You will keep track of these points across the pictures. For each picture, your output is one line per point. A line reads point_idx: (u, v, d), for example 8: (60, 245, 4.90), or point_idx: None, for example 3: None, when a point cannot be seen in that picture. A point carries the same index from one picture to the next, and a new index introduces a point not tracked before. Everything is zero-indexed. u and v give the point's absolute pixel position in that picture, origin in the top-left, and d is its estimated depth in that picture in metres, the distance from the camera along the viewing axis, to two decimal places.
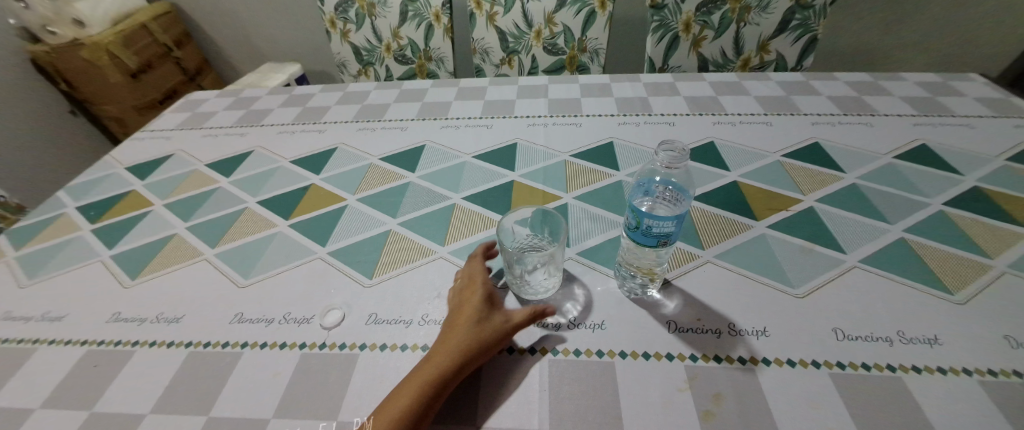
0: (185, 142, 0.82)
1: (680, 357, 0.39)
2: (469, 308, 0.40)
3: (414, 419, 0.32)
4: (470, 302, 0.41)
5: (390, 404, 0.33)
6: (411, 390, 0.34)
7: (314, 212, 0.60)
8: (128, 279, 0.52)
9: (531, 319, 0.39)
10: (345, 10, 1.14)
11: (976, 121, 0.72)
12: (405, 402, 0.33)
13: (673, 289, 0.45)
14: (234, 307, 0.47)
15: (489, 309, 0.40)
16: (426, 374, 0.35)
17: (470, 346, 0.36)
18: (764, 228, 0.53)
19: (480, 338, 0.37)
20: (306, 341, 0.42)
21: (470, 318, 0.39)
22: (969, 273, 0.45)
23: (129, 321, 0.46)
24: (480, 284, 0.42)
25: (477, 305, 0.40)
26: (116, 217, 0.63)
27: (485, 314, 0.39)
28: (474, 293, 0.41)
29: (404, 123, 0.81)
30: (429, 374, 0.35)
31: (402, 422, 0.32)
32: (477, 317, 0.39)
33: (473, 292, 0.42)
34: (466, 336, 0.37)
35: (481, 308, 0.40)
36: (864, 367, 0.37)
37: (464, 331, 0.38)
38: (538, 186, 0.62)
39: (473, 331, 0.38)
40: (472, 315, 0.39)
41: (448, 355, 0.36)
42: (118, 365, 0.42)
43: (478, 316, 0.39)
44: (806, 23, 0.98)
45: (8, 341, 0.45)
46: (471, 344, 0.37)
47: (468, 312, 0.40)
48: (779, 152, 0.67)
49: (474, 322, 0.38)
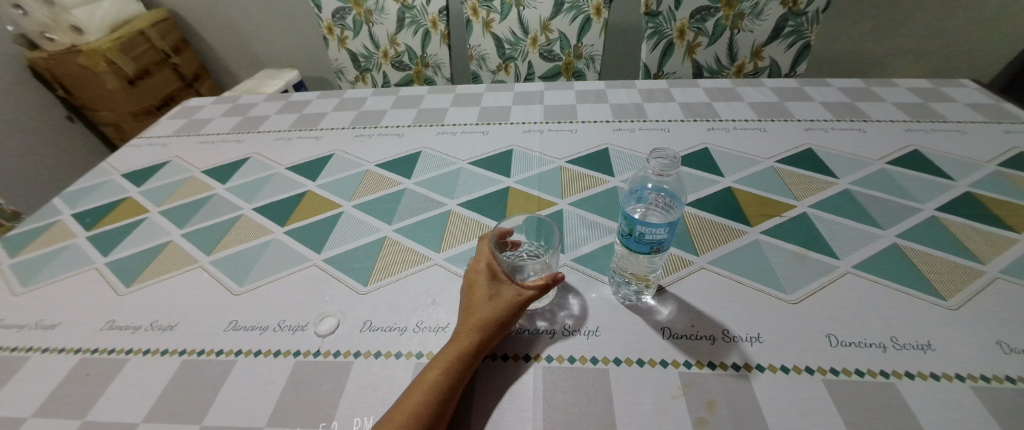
0: (286, 160, 0.94)
1: (771, 366, 0.48)
2: None
3: None
4: (478, 282, 0.50)
5: None
6: None
7: (416, 220, 0.74)
8: (268, 294, 0.61)
9: None
10: (406, 23, 1.25)
11: (969, 123, 0.92)
12: (441, 371, 0.43)
13: (748, 307, 0.55)
14: (372, 319, 0.57)
15: None
16: (452, 352, 0.45)
17: (490, 323, 0.47)
18: (806, 235, 0.65)
19: None
20: (449, 353, 0.51)
21: (484, 298, 0.49)
22: (968, 282, 0.57)
23: (290, 338, 0.55)
24: None
25: None
26: (239, 247, 0.72)
27: None
28: (481, 273, 0.50)
29: (485, 128, 1.01)
30: (455, 353, 0.45)
31: None
32: (489, 296, 0.49)
33: None
34: None
35: (492, 287, 0.50)
36: (919, 370, 0.47)
37: (482, 311, 0.48)
38: (613, 202, 0.72)
39: (492, 310, 0.48)
40: None
41: (469, 336, 0.46)
42: (302, 376, 0.51)
43: None
44: (803, 30, 1.20)
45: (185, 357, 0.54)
46: (491, 320, 0.47)
47: None
48: (803, 159, 0.82)
49: None
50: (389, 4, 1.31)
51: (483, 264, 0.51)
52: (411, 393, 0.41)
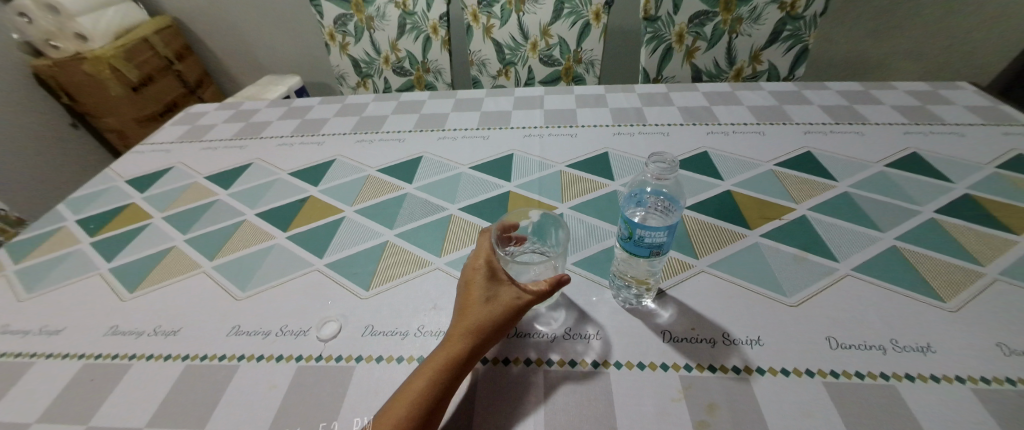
0: (185, 154, 0.82)
1: (674, 367, 0.39)
2: (477, 287, 0.38)
3: (437, 398, 0.33)
4: (476, 279, 0.39)
5: (409, 388, 0.33)
6: (430, 373, 0.34)
7: (312, 224, 0.61)
8: (126, 292, 0.52)
9: (543, 295, 0.39)
10: (344, 24, 1.15)
11: (967, 128, 0.73)
12: (422, 386, 0.33)
13: (667, 299, 0.45)
14: (230, 320, 0.47)
15: (497, 287, 0.39)
16: (440, 359, 0.35)
17: (481, 330, 0.36)
18: (757, 237, 0.53)
19: (493, 318, 0.37)
20: (303, 353, 0.43)
21: (480, 299, 0.38)
22: (961, 281, 0.46)
23: (126, 334, 0.46)
24: (485, 261, 0.40)
25: (484, 285, 0.38)
26: (115, 230, 0.63)
27: (494, 294, 0.38)
28: (478, 269, 0.39)
29: (401, 135, 0.82)
30: (445, 358, 0.35)
31: (426, 400, 0.32)
32: (487, 296, 0.38)
33: (477, 270, 0.39)
34: (479, 318, 0.37)
35: (490, 288, 0.39)
36: (858, 376, 0.37)
37: (474, 314, 0.37)
38: (533, 196, 0.63)
39: (482, 312, 0.37)
40: (481, 295, 0.38)
41: (461, 341, 0.36)
42: (115, 380, 0.42)
43: (487, 296, 0.38)
44: (797, 34, 1.00)
45: (4, 356, 0.45)
46: (484, 326, 0.37)
47: (475, 292, 0.38)
48: (772, 161, 0.67)
49: (484, 303, 0.38)
50: (390, 10, 1.13)
51: (482, 260, 0.40)
52: (391, 407, 0.32)
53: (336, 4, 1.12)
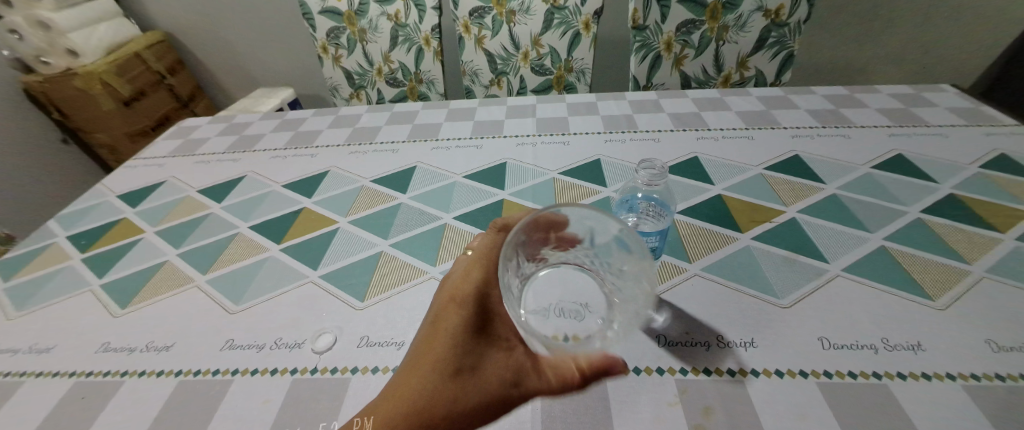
0: (177, 168, 0.82)
1: (670, 371, 0.39)
2: (450, 347, 0.32)
3: None
4: (451, 332, 0.33)
5: None
6: None
7: (305, 235, 0.61)
8: (118, 309, 0.51)
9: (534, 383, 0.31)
10: (336, 36, 1.16)
11: (949, 130, 0.75)
12: None
13: (661, 303, 0.46)
14: (224, 334, 0.47)
15: (477, 355, 0.32)
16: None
17: (436, 406, 0.30)
18: (749, 240, 0.54)
19: (455, 394, 0.30)
20: (297, 366, 0.42)
21: (448, 364, 0.31)
22: (948, 279, 0.46)
23: (118, 351, 0.45)
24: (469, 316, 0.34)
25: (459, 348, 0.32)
26: (107, 246, 0.63)
27: (469, 363, 0.32)
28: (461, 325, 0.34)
29: (395, 146, 0.82)
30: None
31: None
32: (457, 363, 0.31)
33: (457, 325, 0.34)
34: (437, 387, 0.30)
35: (466, 354, 0.32)
36: (850, 376, 0.37)
37: (433, 380, 0.31)
38: (527, 204, 0.63)
39: (440, 382, 0.31)
40: (450, 360, 0.32)
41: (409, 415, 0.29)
42: (106, 398, 0.41)
43: (459, 364, 0.32)
44: (782, 41, 1.03)
45: None
46: (441, 401, 0.30)
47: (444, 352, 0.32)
48: (761, 165, 0.68)
49: (450, 372, 0.31)
50: (382, 22, 1.14)
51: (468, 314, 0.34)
52: None
53: (328, 17, 1.13)
